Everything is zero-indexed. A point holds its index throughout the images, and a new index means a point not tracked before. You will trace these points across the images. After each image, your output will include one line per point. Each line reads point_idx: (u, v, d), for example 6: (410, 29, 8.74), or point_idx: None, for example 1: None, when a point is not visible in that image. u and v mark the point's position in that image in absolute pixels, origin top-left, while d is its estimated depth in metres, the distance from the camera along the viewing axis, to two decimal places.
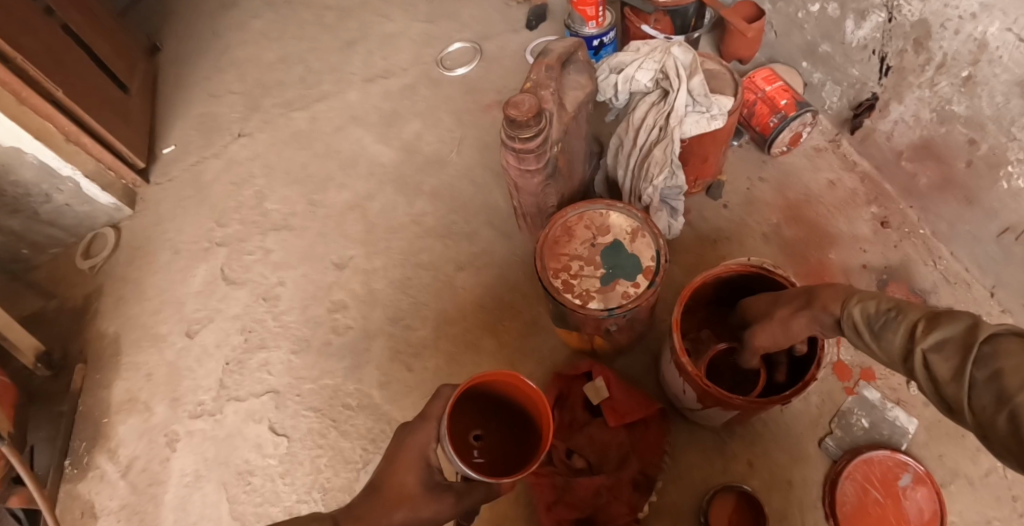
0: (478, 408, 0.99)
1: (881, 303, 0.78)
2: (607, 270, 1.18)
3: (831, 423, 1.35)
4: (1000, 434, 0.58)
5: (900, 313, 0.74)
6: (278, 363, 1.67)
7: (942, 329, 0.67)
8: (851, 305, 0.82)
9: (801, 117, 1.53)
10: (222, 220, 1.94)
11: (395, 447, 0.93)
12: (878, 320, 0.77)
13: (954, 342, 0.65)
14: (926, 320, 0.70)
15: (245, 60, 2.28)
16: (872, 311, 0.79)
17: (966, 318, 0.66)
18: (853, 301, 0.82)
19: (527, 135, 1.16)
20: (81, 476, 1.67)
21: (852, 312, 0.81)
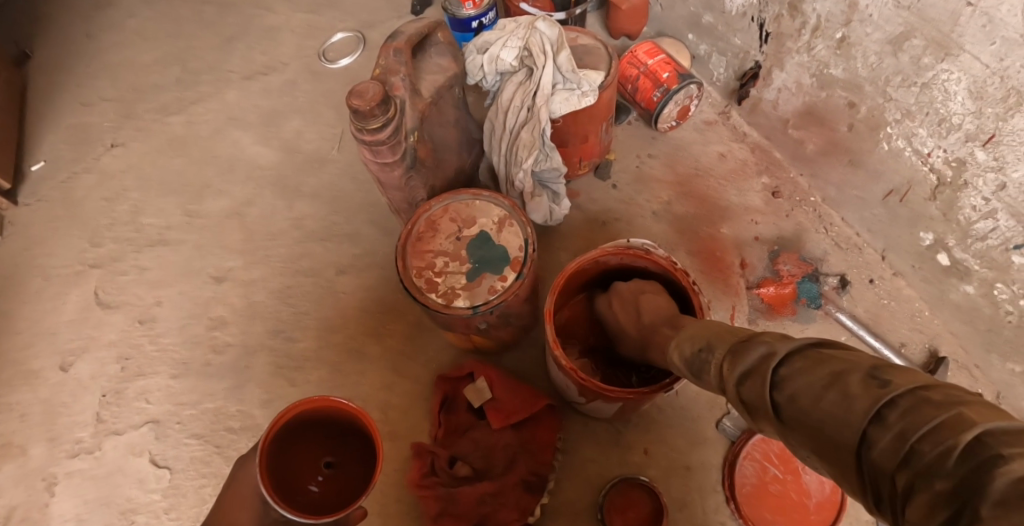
0: (323, 435, 0.95)
1: (693, 344, 0.82)
2: (474, 265, 1.10)
3: (728, 403, 1.30)
4: (805, 444, 0.59)
5: (708, 351, 0.78)
6: (157, 390, 1.55)
7: (743, 361, 0.69)
8: (673, 350, 0.87)
9: (685, 89, 1.48)
10: (95, 239, 1.77)
11: (228, 485, 0.88)
12: (695, 360, 0.81)
13: (750, 371, 0.68)
14: (729, 354, 0.73)
15: (120, 63, 2.08)
16: (688, 353, 0.83)
17: (757, 346, 0.69)
18: (675, 345, 0.87)
19: (374, 126, 1.07)
20: None
21: (675, 358, 0.85)
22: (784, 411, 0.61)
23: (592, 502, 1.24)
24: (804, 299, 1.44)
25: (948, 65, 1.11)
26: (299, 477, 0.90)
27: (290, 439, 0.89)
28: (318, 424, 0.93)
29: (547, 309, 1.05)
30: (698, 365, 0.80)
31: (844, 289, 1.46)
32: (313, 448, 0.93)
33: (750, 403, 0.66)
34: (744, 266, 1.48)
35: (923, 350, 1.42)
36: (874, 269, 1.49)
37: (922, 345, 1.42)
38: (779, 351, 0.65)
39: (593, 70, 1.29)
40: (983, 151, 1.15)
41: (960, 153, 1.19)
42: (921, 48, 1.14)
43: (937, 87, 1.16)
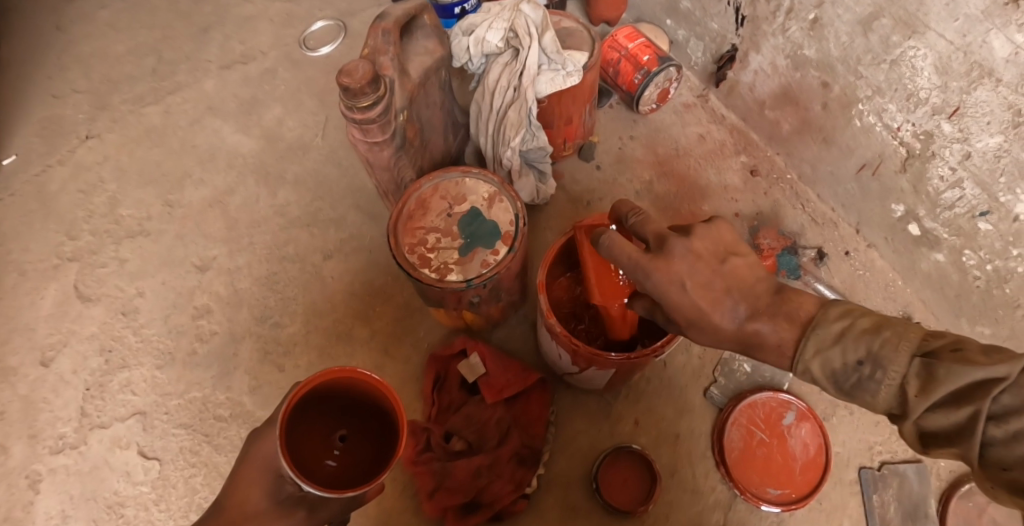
0: (335, 409, 0.95)
1: (845, 354, 0.76)
2: (465, 240, 1.12)
3: (714, 372, 1.34)
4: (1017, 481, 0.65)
5: (878, 367, 0.74)
6: (141, 381, 1.53)
7: (943, 387, 0.68)
8: (807, 357, 0.79)
9: (664, 72, 1.52)
10: (71, 232, 1.74)
11: (240, 460, 0.87)
12: (846, 376, 0.77)
13: (963, 399, 0.67)
14: (919, 375, 0.71)
15: (92, 54, 2.04)
16: (836, 364, 0.77)
17: (947, 371, 0.68)
18: (810, 351, 0.78)
19: (364, 104, 1.08)
20: None
21: (814, 366, 0.78)
22: (1005, 448, 0.65)
23: (585, 473, 1.27)
24: (784, 271, 1.49)
25: (915, 42, 1.16)
26: (311, 451, 0.91)
27: (303, 412, 0.88)
28: (329, 398, 0.92)
29: (540, 281, 1.07)
30: (843, 379, 0.77)
31: (822, 261, 1.52)
32: (322, 423, 0.93)
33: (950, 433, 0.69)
34: None
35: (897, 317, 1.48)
36: (848, 242, 1.55)
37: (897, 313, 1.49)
38: (1011, 376, 0.64)
39: (578, 52, 1.32)
40: (948, 124, 1.20)
41: (927, 126, 1.25)
42: (890, 27, 1.19)
43: (905, 64, 1.21)
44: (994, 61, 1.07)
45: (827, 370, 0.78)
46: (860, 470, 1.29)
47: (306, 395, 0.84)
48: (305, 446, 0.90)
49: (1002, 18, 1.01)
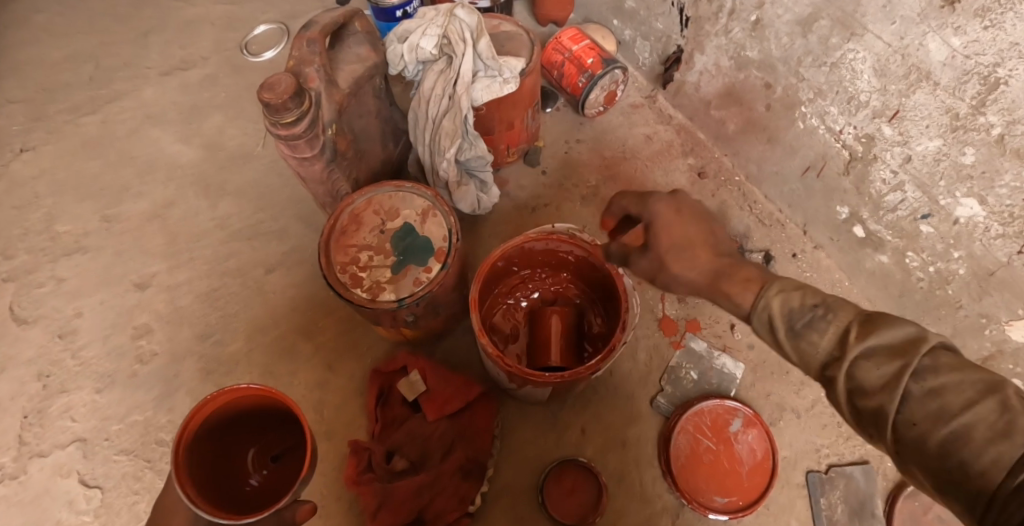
0: (265, 434, 1.00)
1: (805, 297, 0.74)
2: (398, 257, 1.09)
3: (661, 380, 1.34)
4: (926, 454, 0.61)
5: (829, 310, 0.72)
6: (82, 406, 1.48)
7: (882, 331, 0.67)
8: (769, 296, 0.77)
9: (609, 75, 1.50)
10: (5, 251, 1.67)
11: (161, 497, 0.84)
12: (799, 317, 0.73)
13: (898, 353, 0.65)
14: (860, 323, 0.70)
15: (23, 62, 1.96)
16: (793, 304, 0.75)
17: (909, 326, 0.68)
18: (774, 290, 0.77)
19: (288, 120, 1.04)
20: None
21: (774, 303, 0.76)
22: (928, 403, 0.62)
23: (531, 485, 1.25)
24: None
25: (854, 44, 1.16)
26: (234, 472, 0.91)
27: (219, 431, 0.89)
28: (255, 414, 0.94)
29: (473, 297, 1.05)
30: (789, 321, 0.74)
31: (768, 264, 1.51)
32: (249, 449, 0.97)
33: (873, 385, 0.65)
34: None
35: None
36: (796, 243, 1.55)
37: None
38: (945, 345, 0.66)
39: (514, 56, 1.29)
40: (889, 127, 1.20)
41: (869, 129, 1.25)
42: (829, 28, 1.18)
43: (845, 66, 1.21)
44: (930, 64, 1.06)
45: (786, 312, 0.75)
46: (807, 473, 1.30)
47: (215, 414, 0.86)
48: (225, 467, 0.89)
49: (938, 20, 1.01)
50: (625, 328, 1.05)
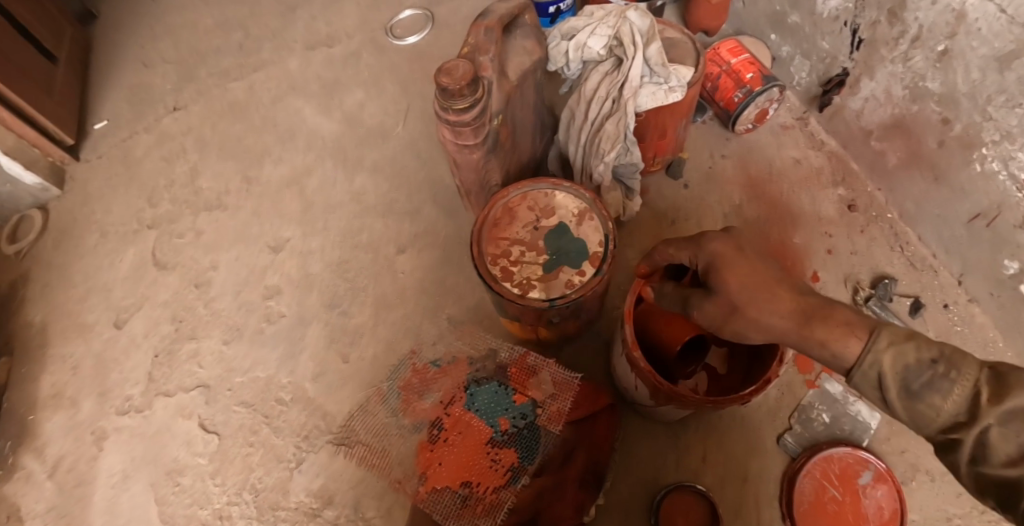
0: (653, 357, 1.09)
1: (920, 350, 0.66)
2: (551, 256, 1.07)
3: (790, 419, 1.27)
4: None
5: (955, 369, 0.64)
6: (209, 354, 1.56)
7: (1019, 397, 0.60)
8: (878, 349, 0.69)
9: (768, 91, 1.45)
10: (152, 199, 1.79)
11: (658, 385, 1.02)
12: (915, 374, 0.66)
13: None
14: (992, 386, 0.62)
15: (182, 27, 2.10)
16: (909, 359, 0.67)
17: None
18: (882, 341, 0.69)
19: (461, 106, 1.02)
20: (6, 477, 1.52)
21: (883, 357, 0.68)
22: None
23: (642, 500, 1.23)
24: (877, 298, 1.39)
25: None
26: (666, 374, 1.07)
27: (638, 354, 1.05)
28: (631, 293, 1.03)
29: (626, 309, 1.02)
30: (903, 380, 0.67)
31: (914, 312, 1.40)
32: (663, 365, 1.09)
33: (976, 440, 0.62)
34: (816, 280, 1.42)
35: None
36: (950, 293, 1.42)
37: None
38: None
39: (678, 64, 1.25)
40: None
41: None
42: None
43: None
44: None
45: (897, 371, 0.67)
46: None
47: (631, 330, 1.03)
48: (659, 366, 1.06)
49: None
50: (781, 363, 0.96)
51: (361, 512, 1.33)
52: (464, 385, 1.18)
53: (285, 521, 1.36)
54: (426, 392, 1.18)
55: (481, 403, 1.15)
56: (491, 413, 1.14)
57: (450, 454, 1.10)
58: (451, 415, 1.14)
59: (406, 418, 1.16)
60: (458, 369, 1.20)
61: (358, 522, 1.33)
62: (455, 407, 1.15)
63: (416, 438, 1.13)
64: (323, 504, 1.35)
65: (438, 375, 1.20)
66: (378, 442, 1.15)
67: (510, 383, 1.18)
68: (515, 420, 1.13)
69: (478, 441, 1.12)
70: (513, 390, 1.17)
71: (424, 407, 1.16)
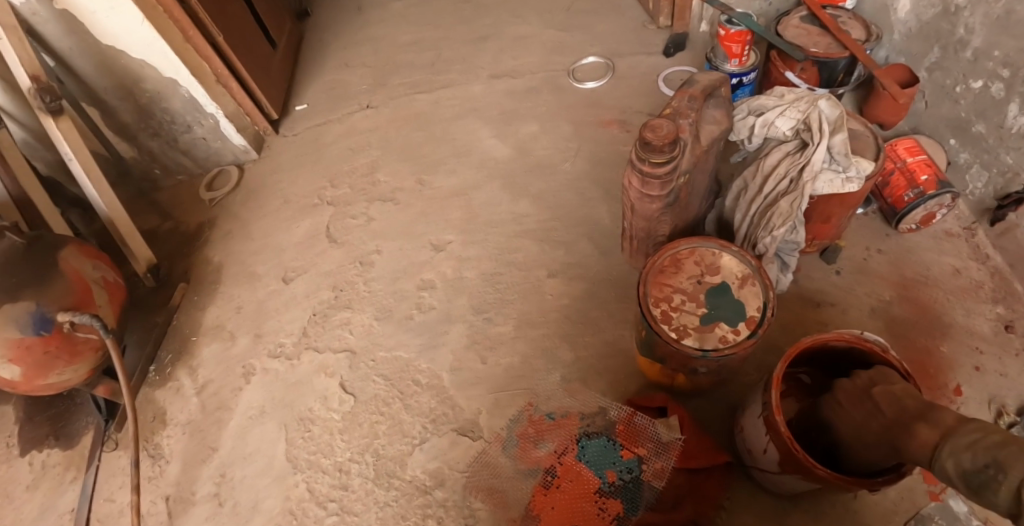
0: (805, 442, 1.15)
1: (976, 457, 0.76)
2: (709, 311, 1.15)
3: (905, 524, 1.26)
4: None
5: (1000, 470, 0.72)
6: (360, 324, 1.74)
7: None
8: (943, 456, 0.81)
9: (940, 197, 1.47)
10: (335, 181, 2.04)
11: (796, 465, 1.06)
12: (975, 477, 0.75)
13: None
14: None
15: (383, 37, 2.40)
16: (967, 463, 0.77)
17: None
18: (946, 452, 0.81)
19: (657, 160, 1.14)
20: (160, 383, 1.79)
21: (948, 465, 0.80)
22: None
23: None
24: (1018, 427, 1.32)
25: None
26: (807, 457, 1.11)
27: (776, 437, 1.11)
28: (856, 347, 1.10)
29: (777, 375, 1.08)
30: (967, 476, 0.77)
31: None
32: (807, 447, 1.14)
33: None
34: (958, 394, 1.39)
35: None
36: None
37: None
38: None
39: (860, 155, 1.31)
40: None
41: None
42: None
43: None
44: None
45: (962, 469, 0.78)
46: None
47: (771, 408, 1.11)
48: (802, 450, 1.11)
49: None
50: None
51: (468, 502, 1.41)
52: (577, 438, 1.38)
53: (397, 490, 1.48)
54: (542, 443, 1.41)
55: (591, 456, 1.35)
56: (600, 465, 1.33)
57: (561, 500, 1.30)
58: (563, 465, 1.35)
59: (524, 463, 1.40)
60: (569, 424, 1.41)
61: (463, 511, 1.41)
62: (568, 458, 1.36)
63: (533, 484, 1.36)
64: (435, 485, 1.46)
65: (551, 431, 1.42)
66: (501, 483, 1.40)
67: (618, 439, 1.35)
68: (622, 473, 1.31)
69: (587, 490, 1.31)
70: (621, 446, 1.34)
71: (540, 455, 1.39)
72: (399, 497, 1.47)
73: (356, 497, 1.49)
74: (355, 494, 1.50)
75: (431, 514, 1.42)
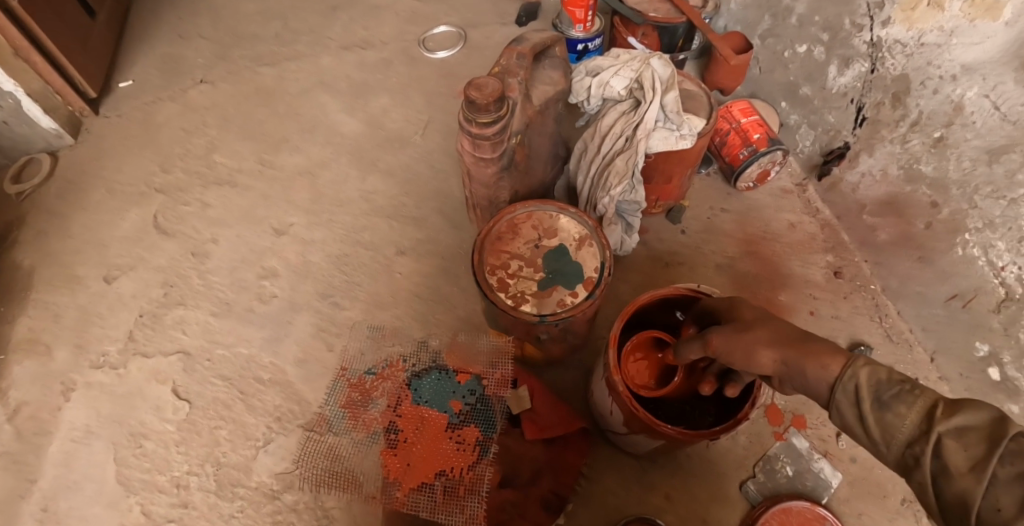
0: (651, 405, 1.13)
1: (892, 371, 0.68)
2: (547, 275, 1.11)
3: (754, 467, 1.30)
4: None
5: (920, 387, 0.65)
6: (195, 323, 1.55)
7: (974, 418, 0.61)
8: (853, 365, 0.70)
9: (772, 154, 1.53)
10: (165, 164, 1.81)
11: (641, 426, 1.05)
12: (888, 390, 0.67)
13: (985, 437, 0.60)
14: (952, 403, 0.63)
15: (221, 7, 2.16)
16: (881, 377, 0.68)
17: (992, 409, 0.61)
18: (855, 360, 0.71)
19: (484, 120, 1.07)
20: None
21: (858, 373, 0.69)
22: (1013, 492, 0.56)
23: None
24: None
25: None
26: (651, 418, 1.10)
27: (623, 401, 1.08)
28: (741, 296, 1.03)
29: (614, 334, 1.06)
30: (879, 393, 0.67)
31: None
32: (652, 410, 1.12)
33: (964, 466, 0.59)
34: None
35: None
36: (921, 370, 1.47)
37: None
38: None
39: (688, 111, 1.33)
40: None
41: None
42: (1018, 163, 1.18)
43: None
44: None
45: (875, 385, 0.68)
46: None
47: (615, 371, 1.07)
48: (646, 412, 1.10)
49: None
50: (753, 406, 1.01)
51: (321, 501, 1.32)
52: (405, 384, 1.25)
53: (242, 499, 1.34)
54: (371, 403, 1.23)
55: (428, 396, 1.23)
56: (441, 400, 1.22)
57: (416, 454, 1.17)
58: (403, 416, 1.20)
59: (359, 435, 1.21)
60: (394, 372, 1.26)
61: (316, 511, 1.32)
62: (405, 407, 1.21)
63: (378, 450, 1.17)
64: (284, 488, 1.34)
65: (375, 388, 1.26)
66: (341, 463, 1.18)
67: (448, 369, 1.26)
68: (466, 398, 1.21)
69: (438, 429, 1.19)
70: (456, 373, 1.25)
71: (372, 418, 1.21)
72: (245, 508, 1.33)
73: (198, 515, 1.33)
74: (197, 511, 1.34)
75: (282, 520, 1.31)
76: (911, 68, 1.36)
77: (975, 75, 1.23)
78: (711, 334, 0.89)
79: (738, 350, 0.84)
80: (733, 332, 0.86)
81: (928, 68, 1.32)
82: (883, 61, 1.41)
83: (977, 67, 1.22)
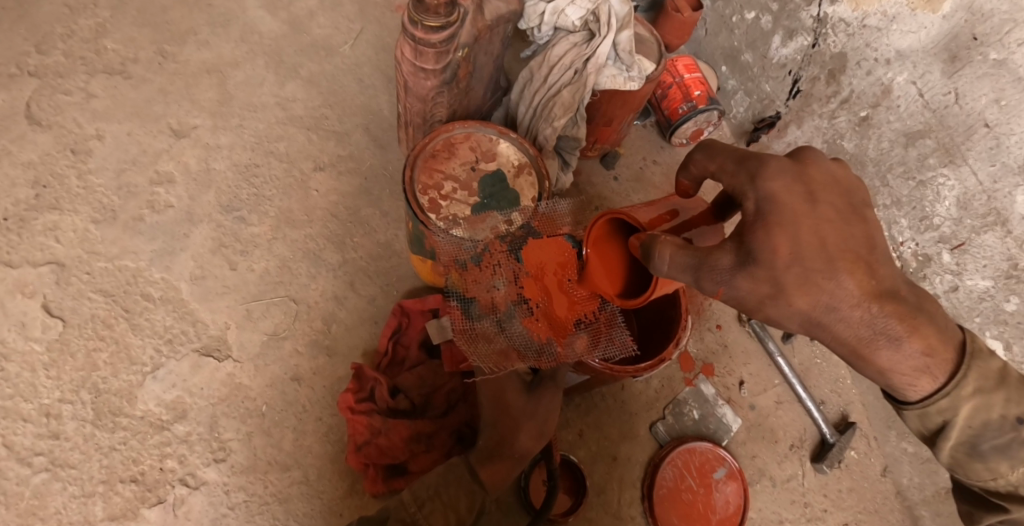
0: None
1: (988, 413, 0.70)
2: (482, 200, 1.04)
3: (664, 409, 1.35)
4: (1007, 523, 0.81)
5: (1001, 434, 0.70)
6: (71, 230, 1.34)
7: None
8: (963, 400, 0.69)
9: (708, 113, 1.52)
10: (42, 45, 1.51)
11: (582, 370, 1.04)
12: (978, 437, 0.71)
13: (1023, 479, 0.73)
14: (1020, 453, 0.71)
15: None
16: (979, 419, 0.70)
17: None
18: (969, 392, 0.68)
19: (432, 25, 0.97)
20: None
21: (964, 412, 0.69)
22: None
23: (509, 488, 1.17)
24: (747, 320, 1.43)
25: (948, 171, 1.23)
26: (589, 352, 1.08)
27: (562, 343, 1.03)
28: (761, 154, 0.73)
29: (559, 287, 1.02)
30: (973, 439, 0.72)
31: (786, 338, 1.44)
32: None
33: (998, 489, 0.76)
34: None
35: (836, 411, 1.41)
36: None
37: (836, 408, 1.41)
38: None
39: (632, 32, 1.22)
40: (949, 254, 1.29)
41: (929, 250, 1.33)
42: (931, 148, 1.26)
43: (931, 188, 1.28)
44: (1011, 212, 1.15)
45: (965, 428, 0.71)
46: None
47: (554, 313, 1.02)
48: None
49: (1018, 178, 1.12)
50: (677, 345, 1.04)
51: (216, 433, 1.21)
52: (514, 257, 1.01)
53: (125, 430, 1.20)
54: (495, 286, 1.00)
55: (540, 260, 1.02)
56: (551, 264, 1.02)
57: (556, 316, 1.02)
58: (530, 287, 1.01)
59: (491, 319, 1.00)
60: (499, 255, 1.00)
61: (210, 444, 1.21)
62: (529, 279, 1.01)
63: (518, 325, 1.01)
64: (174, 418, 1.22)
65: (486, 264, 1.00)
66: (493, 347, 1.00)
67: (540, 234, 1.03)
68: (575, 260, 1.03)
69: (560, 292, 1.02)
70: (549, 235, 1.03)
71: (496, 298, 1.00)
72: (128, 439, 1.20)
73: (71, 447, 1.18)
74: (70, 443, 1.18)
75: (172, 453, 1.19)
76: (849, 48, 1.37)
77: (907, 62, 1.26)
78: (712, 280, 0.72)
79: (758, 313, 0.71)
80: (755, 296, 0.69)
81: (865, 50, 1.34)
82: (826, 37, 1.41)
83: (910, 54, 1.25)
